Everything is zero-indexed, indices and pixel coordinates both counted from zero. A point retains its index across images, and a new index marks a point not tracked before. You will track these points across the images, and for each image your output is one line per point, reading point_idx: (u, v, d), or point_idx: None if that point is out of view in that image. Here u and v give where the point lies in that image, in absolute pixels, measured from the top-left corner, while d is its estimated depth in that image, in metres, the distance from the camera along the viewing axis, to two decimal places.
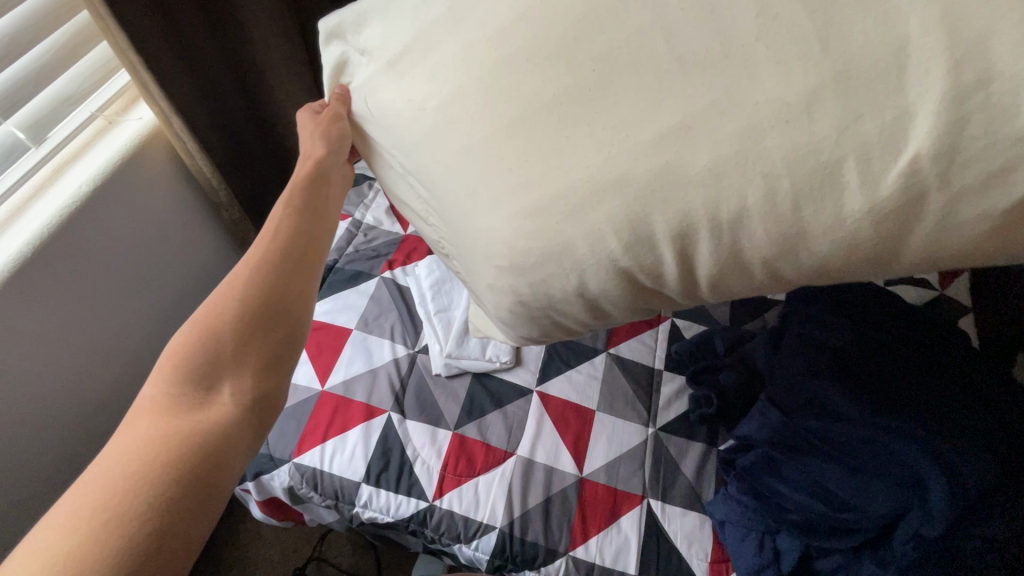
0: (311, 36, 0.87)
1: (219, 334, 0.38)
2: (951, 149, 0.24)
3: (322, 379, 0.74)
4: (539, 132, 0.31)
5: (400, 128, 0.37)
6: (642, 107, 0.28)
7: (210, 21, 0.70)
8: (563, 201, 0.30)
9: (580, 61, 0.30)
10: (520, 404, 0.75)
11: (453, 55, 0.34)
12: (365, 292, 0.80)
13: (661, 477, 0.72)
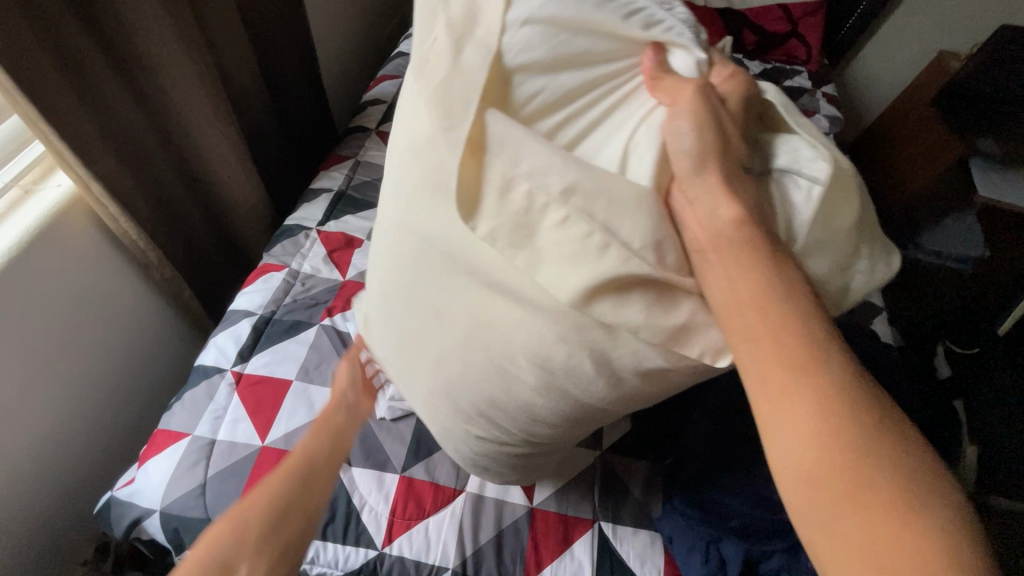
0: (240, 94, 0.88)
1: (246, 521, 0.49)
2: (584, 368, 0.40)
3: (263, 434, 0.71)
4: (415, 350, 0.50)
5: (372, 341, 0.58)
6: (441, 340, 0.46)
7: (124, 78, 0.70)
8: (438, 391, 0.50)
9: (414, 306, 0.47)
10: None
11: (376, 299, 0.54)
12: (305, 342, 0.80)
13: (610, 499, 0.74)
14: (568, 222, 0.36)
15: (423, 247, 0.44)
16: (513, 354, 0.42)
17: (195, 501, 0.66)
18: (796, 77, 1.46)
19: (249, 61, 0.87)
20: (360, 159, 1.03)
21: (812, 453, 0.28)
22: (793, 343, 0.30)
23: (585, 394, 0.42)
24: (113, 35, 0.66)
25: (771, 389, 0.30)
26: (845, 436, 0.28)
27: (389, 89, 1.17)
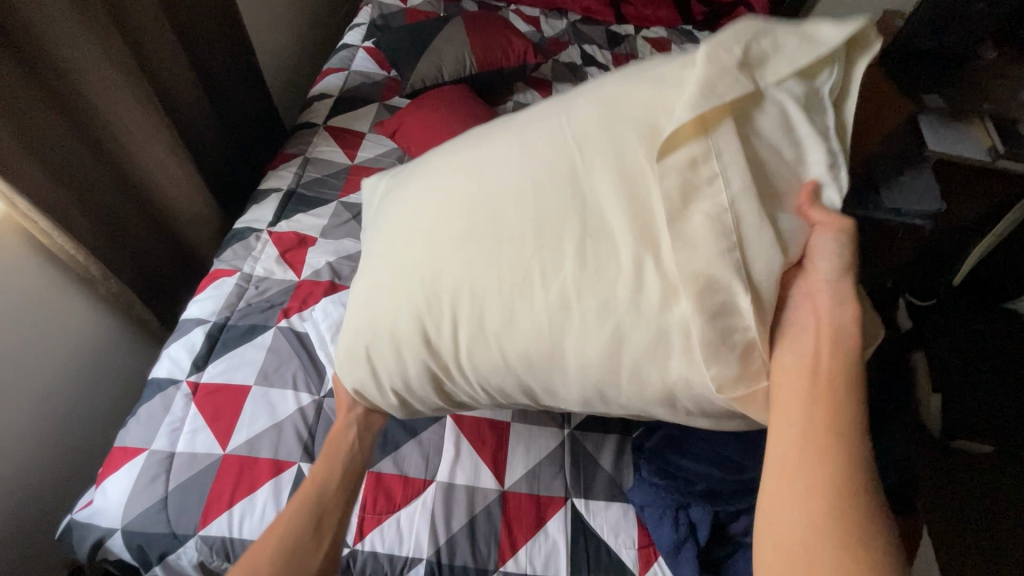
0: (172, 97, 0.85)
1: (257, 571, 0.49)
2: (577, 305, 0.43)
3: (224, 443, 0.70)
4: (437, 252, 0.49)
5: (399, 219, 0.55)
6: (482, 263, 0.46)
7: (43, 87, 0.66)
8: (422, 301, 0.49)
9: (480, 229, 0.48)
10: (434, 430, 0.75)
11: (443, 194, 0.52)
12: (262, 345, 0.78)
13: (581, 475, 0.74)
14: (718, 225, 0.39)
15: (535, 200, 0.46)
16: (545, 300, 0.44)
17: (156, 517, 0.65)
18: None
19: (180, 63, 0.84)
20: (309, 156, 1.01)
21: (808, 509, 0.33)
22: (847, 424, 0.35)
23: (544, 355, 0.45)
24: (27, 43, 0.62)
25: (806, 464, 0.34)
26: (852, 526, 0.32)
27: (336, 82, 1.14)
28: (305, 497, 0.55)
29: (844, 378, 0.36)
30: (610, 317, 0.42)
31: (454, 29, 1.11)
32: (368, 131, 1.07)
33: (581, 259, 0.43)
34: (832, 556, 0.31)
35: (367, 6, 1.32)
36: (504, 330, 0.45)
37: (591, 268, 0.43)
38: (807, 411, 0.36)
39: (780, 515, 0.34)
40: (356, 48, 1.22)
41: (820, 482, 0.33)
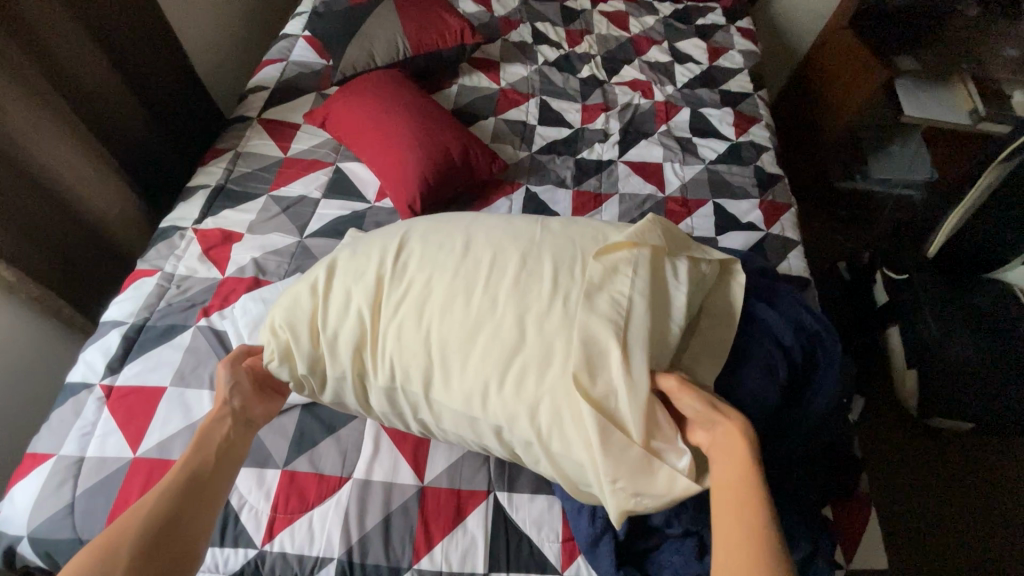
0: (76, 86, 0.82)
1: (118, 549, 0.44)
2: (486, 382, 0.54)
3: (134, 446, 0.68)
4: (395, 319, 0.58)
5: (371, 269, 0.62)
6: (428, 343, 0.56)
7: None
8: (367, 353, 0.58)
9: (440, 312, 0.57)
10: (354, 426, 0.73)
11: (417, 269, 0.60)
12: (180, 345, 0.76)
13: (506, 468, 0.72)
14: (609, 362, 0.51)
15: (487, 301, 0.57)
16: (466, 378, 0.55)
17: (62, 522, 0.64)
18: (709, 14, 1.40)
19: (79, 50, 0.81)
20: (241, 150, 0.99)
21: None
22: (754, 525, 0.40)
23: (441, 409, 0.57)
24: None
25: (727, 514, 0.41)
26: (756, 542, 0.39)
27: (273, 74, 1.11)
28: (172, 486, 0.50)
29: (709, 418, 0.49)
30: (510, 342, 0.54)
31: (387, 11, 1.07)
32: (303, 122, 1.04)
33: (507, 352, 0.54)
34: None
35: None
36: (427, 394, 0.57)
37: (512, 363, 0.54)
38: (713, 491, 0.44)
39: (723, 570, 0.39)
40: (296, 38, 1.19)
41: (733, 538, 0.39)
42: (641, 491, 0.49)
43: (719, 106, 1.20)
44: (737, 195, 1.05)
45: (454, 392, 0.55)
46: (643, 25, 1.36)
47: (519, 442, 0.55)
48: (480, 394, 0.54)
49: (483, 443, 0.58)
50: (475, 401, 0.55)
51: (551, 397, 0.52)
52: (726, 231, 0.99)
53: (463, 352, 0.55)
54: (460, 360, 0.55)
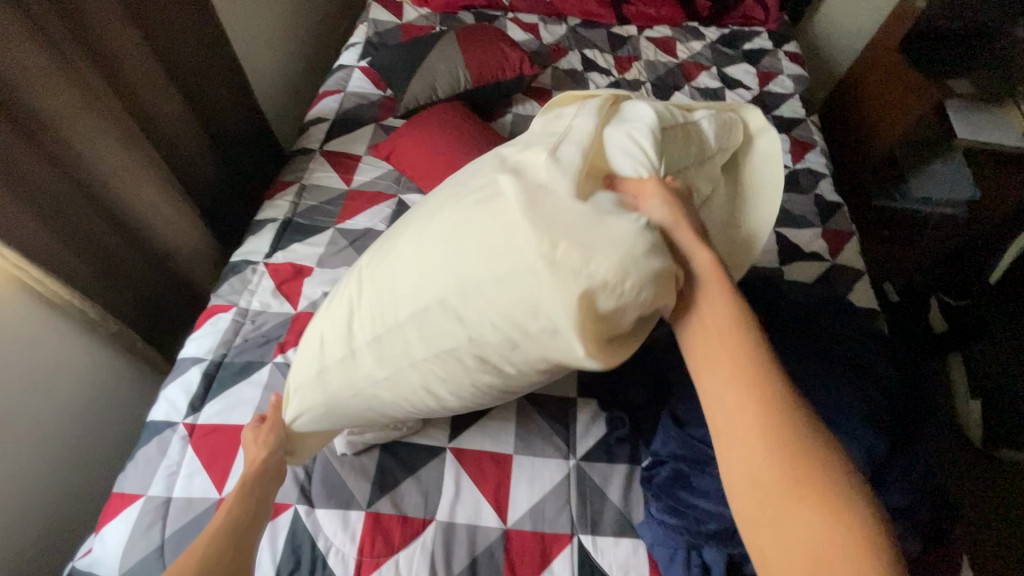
0: (154, 124, 0.84)
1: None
2: (441, 251, 0.51)
3: (220, 486, 0.68)
4: (370, 255, 0.61)
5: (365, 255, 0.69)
6: (389, 250, 0.57)
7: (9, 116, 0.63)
8: (346, 292, 0.60)
9: (400, 228, 0.59)
10: (434, 465, 0.73)
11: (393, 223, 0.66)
12: (258, 382, 0.77)
13: (588, 509, 0.71)
14: (550, 161, 0.48)
15: (440, 199, 0.57)
16: (422, 254, 0.52)
17: (152, 566, 0.63)
18: (756, 38, 1.40)
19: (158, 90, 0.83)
20: (306, 182, 1.00)
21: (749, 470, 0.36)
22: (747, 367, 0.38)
23: (405, 298, 0.52)
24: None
25: (731, 400, 0.38)
26: (785, 432, 0.36)
27: (332, 105, 1.13)
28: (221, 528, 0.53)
29: (683, 230, 0.46)
30: (453, 204, 0.53)
31: (447, 44, 1.08)
32: (365, 153, 1.05)
33: (457, 218, 0.51)
34: (780, 487, 0.35)
35: (362, 25, 1.31)
36: (389, 287, 0.54)
37: (460, 222, 0.50)
38: (703, 332, 0.42)
39: (737, 458, 0.37)
40: (352, 68, 1.20)
41: (731, 384, 0.38)
42: (589, 255, 0.43)
43: (773, 132, 1.19)
44: (799, 223, 1.04)
45: (415, 275, 0.52)
46: (691, 50, 1.36)
47: (485, 294, 0.47)
48: (437, 264, 0.51)
49: (463, 334, 0.50)
50: (435, 274, 0.51)
51: (485, 213, 0.49)
52: (791, 260, 0.98)
53: (418, 237, 0.54)
54: (417, 245, 0.54)
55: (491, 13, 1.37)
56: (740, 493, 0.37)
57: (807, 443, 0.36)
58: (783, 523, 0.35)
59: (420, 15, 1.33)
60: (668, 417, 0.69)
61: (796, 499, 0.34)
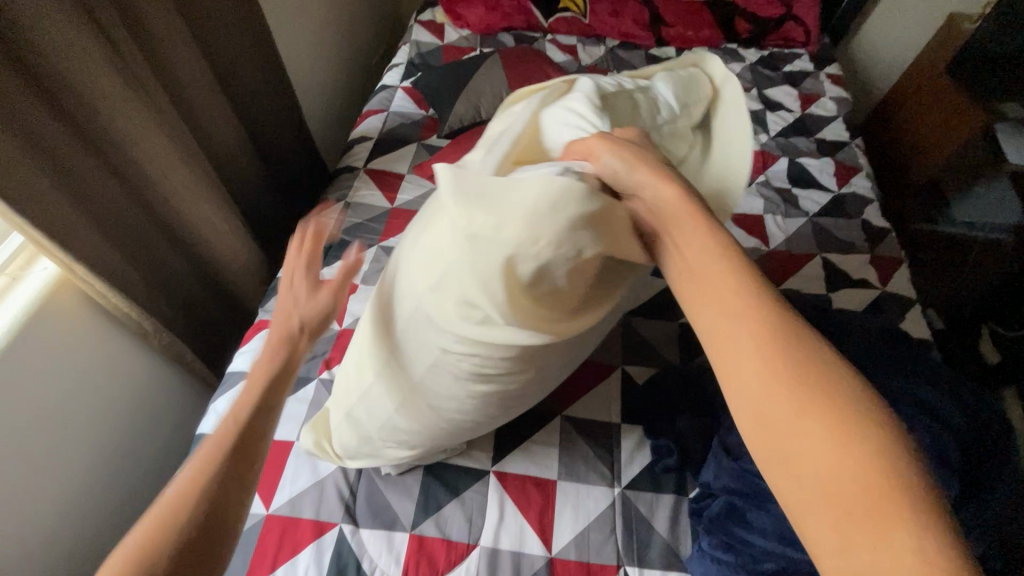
0: (210, 145, 0.86)
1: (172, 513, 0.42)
2: (403, 266, 0.52)
3: (267, 502, 0.69)
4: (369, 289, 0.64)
5: None
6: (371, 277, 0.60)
7: (92, 149, 0.67)
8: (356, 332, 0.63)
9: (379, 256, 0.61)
10: (477, 488, 0.72)
11: None
12: (304, 399, 0.77)
13: (634, 540, 0.69)
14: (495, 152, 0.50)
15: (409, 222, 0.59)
16: (393, 273, 0.53)
17: None
18: (796, 61, 1.39)
19: (218, 114, 0.85)
20: (350, 200, 1.02)
21: (762, 402, 0.34)
22: (740, 303, 0.36)
23: (380, 312, 0.54)
24: (72, 107, 0.62)
25: (729, 338, 0.36)
26: (785, 360, 0.34)
27: (375, 124, 1.15)
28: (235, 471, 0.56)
29: (640, 170, 0.43)
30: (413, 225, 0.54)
31: (492, 66, 1.10)
32: (408, 172, 1.07)
33: (417, 236, 0.52)
34: (798, 415, 0.33)
35: (405, 45, 1.34)
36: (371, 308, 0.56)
37: (416, 238, 0.51)
38: (693, 266, 0.39)
39: (744, 397, 0.35)
40: (395, 88, 1.22)
41: (727, 326, 0.36)
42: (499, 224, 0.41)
43: (816, 155, 1.18)
44: (846, 250, 1.02)
45: (386, 289, 0.53)
46: (730, 72, 1.35)
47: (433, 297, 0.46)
48: (401, 275, 0.51)
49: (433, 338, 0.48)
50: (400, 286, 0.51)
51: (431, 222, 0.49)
52: (839, 287, 0.96)
53: (391, 261, 0.56)
54: (390, 267, 0.55)
55: (530, 34, 1.39)
56: (753, 432, 0.35)
57: (803, 369, 0.34)
58: (799, 445, 0.32)
59: (461, 36, 1.35)
60: (720, 448, 0.67)
61: (810, 427, 0.32)
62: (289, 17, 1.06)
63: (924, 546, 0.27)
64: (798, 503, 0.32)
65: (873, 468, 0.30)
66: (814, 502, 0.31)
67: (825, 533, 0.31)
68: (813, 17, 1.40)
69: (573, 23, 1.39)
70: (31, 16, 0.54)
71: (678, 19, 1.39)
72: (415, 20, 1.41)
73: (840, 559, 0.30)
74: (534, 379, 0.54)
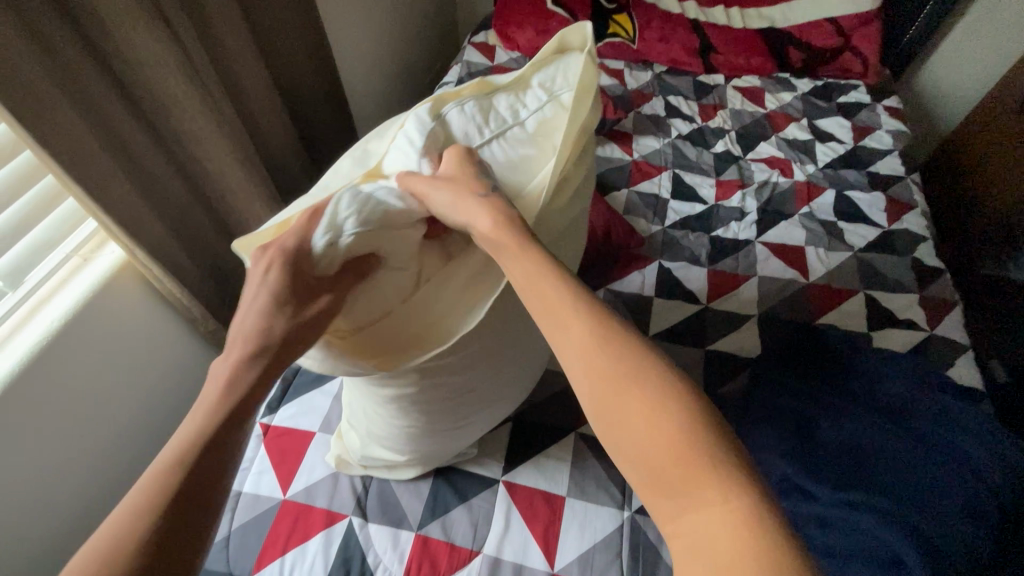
0: (262, 145, 0.93)
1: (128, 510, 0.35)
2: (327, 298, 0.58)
3: (285, 487, 0.72)
4: None
5: None
6: None
7: (158, 139, 0.74)
8: None
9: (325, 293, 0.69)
10: (485, 497, 0.73)
11: None
12: (329, 392, 0.81)
13: (640, 568, 0.67)
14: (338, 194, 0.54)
15: None
16: None
17: (217, 555, 0.67)
18: (852, 92, 1.35)
19: (274, 118, 0.91)
20: None
21: (591, 395, 0.36)
22: (567, 298, 0.39)
23: None
24: (145, 104, 0.69)
25: (566, 330, 0.38)
26: (607, 353, 0.36)
27: None
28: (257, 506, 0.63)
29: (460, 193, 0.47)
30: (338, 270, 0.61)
31: None
32: None
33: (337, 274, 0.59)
34: (627, 399, 0.35)
35: (455, 64, 1.39)
36: None
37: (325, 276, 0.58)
38: (524, 259, 0.42)
39: (584, 388, 0.37)
40: None
41: (555, 326, 0.39)
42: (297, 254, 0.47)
43: (867, 189, 1.13)
44: (893, 288, 0.97)
45: None
46: (780, 101, 1.33)
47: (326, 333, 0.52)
48: None
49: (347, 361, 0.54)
50: None
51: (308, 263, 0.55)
52: (881, 327, 0.91)
53: None
54: None
55: None
56: (598, 428, 0.37)
57: (620, 357, 0.36)
58: (626, 433, 0.35)
59: (510, 58, 1.40)
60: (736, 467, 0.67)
61: (639, 408, 0.34)
62: (347, 34, 1.13)
63: (742, 507, 0.30)
64: (644, 492, 0.34)
65: (681, 441, 0.33)
66: (659, 493, 0.33)
67: (671, 507, 0.33)
68: (872, 47, 1.36)
69: (621, 48, 1.41)
70: (119, 25, 0.61)
71: (727, 47, 1.38)
72: (469, 40, 1.47)
73: (680, 538, 0.32)
74: (445, 396, 0.57)
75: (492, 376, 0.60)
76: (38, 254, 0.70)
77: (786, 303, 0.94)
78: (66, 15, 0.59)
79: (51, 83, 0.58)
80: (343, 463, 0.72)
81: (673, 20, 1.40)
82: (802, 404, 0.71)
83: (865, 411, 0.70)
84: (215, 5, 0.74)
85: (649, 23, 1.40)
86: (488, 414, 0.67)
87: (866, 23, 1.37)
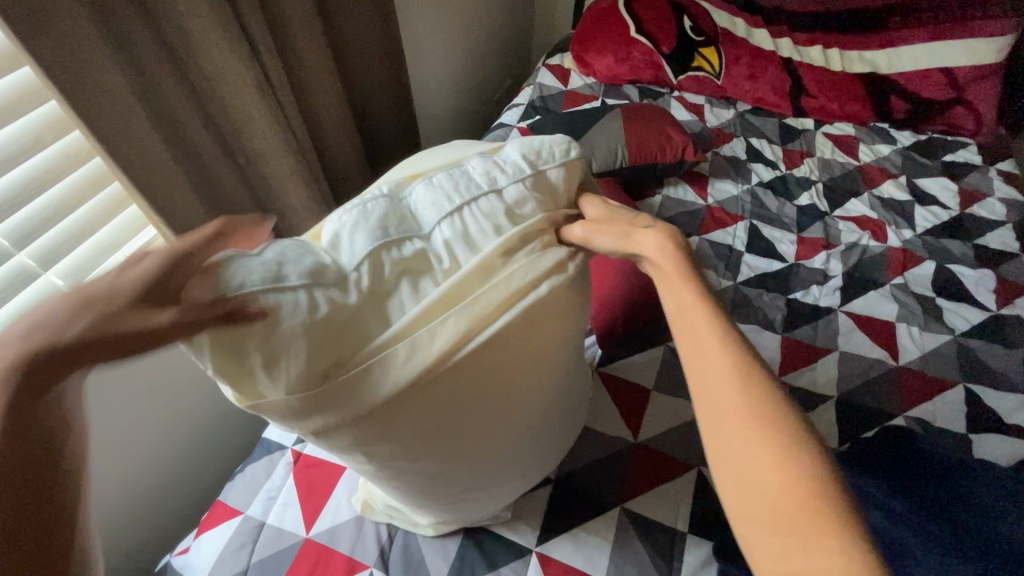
0: (326, 157, 0.91)
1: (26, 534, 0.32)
2: None
3: (309, 525, 0.69)
4: None
5: None
6: None
7: (227, 148, 0.73)
8: None
9: None
10: (516, 567, 0.67)
11: None
12: None
13: None
14: None
15: None
16: None
17: None
18: (960, 150, 1.22)
19: (342, 132, 0.89)
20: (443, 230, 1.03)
21: (718, 415, 0.37)
22: (697, 314, 0.41)
23: None
24: (220, 116, 0.68)
25: (705, 344, 0.39)
26: (745, 377, 0.37)
27: None
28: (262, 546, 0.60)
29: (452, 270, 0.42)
30: None
31: (611, 121, 1.09)
32: None
33: None
34: (758, 425, 0.35)
35: (528, 86, 1.36)
36: None
37: None
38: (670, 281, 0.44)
39: (709, 403, 0.38)
40: (511, 127, 1.22)
41: (693, 336, 0.40)
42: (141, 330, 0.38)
43: (972, 264, 1.01)
44: (998, 384, 0.85)
45: None
46: (876, 153, 1.22)
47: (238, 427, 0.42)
48: None
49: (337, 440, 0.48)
50: None
51: None
52: (983, 431, 0.79)
53: None
54: None
55: (656, 89, 1.35)
56: (717, 469, 0.37)
57: (761, 388, 0.37)
58: (754, 475, 0.34)
59: (585, 83, 1.35)
60: None
61: (756, 442, 0.35)
62: (422, 50, 1.12)
63: (845, 544, 0.30)
64: (747, 523, 0.34)
65: (807, 486, 0.32)
66: (765, 528, 0.33)
67: (768, 545, 0.33)
68: (988, 104, 1.21)
69: (704, 83, 1.32)
70: (202, 38, 0.60)
71: (821, 89, 1.28)
72: (543, 63, 1.43)
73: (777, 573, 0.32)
74: (395, 482, 0.49)
75: (498, 451, 0.55)
76: (99, 256, 0.71)
77: (870, 387, 0.84)
78: (150, 22, 0.59)
79: (129, 89, 0.57)
80: (369, 511, 0.68)
81: (763, 56, 1.31)
82: (895, 523, 0.63)
83: (966, 541, 0.60)
84: (297, 21, 0.73)
85: (737, 58, 1.31)
86: (501, 488, 0.63)
87: (985, 76, 1.21)
